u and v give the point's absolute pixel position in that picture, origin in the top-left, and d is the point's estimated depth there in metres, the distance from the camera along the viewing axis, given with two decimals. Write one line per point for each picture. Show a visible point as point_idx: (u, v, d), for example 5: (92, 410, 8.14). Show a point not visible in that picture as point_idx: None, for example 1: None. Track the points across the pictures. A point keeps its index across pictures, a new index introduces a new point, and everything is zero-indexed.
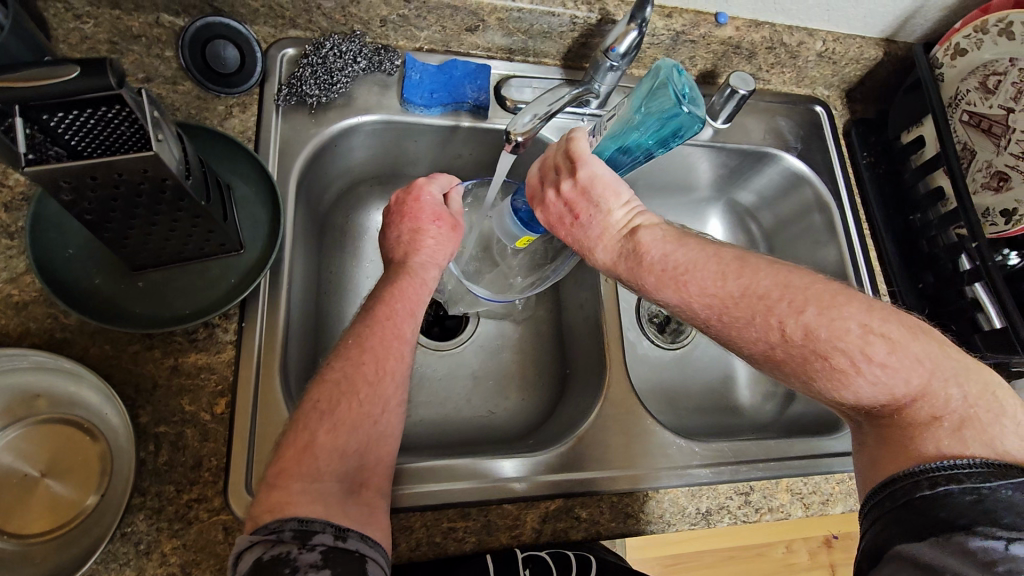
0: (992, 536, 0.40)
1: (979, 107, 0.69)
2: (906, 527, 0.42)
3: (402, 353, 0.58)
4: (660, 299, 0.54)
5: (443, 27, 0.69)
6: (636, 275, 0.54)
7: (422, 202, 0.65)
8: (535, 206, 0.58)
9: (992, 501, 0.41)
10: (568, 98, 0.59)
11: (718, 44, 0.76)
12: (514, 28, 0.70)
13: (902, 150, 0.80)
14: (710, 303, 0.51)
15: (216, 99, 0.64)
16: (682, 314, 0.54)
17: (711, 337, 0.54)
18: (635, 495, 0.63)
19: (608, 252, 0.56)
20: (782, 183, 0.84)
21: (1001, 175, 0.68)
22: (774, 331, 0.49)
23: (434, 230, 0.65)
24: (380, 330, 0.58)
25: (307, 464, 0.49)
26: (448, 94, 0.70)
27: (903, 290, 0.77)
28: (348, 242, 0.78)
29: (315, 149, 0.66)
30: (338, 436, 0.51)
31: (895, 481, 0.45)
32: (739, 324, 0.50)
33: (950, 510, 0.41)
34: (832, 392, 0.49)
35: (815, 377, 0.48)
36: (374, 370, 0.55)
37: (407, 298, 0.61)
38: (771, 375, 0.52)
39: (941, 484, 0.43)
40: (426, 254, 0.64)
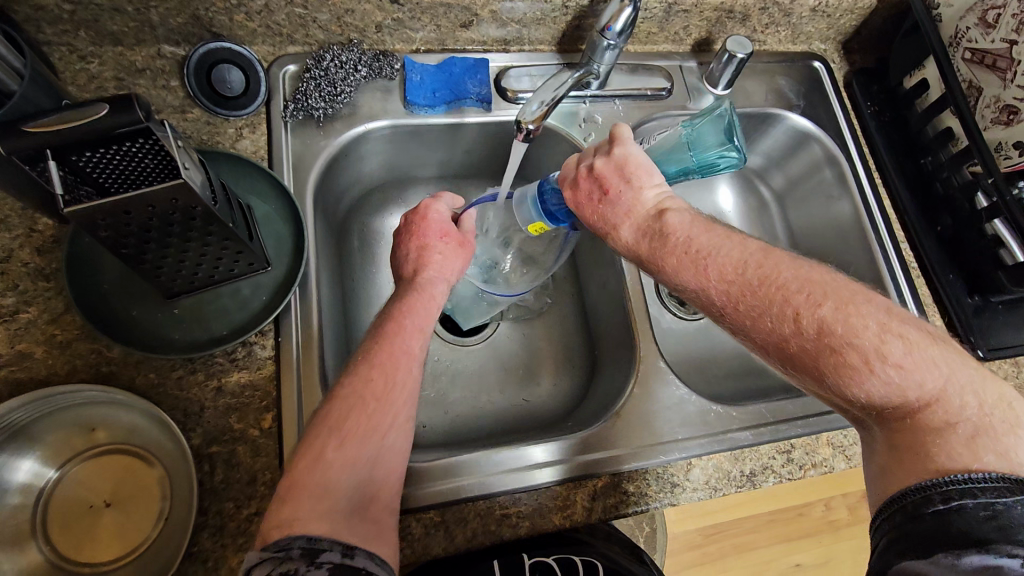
0: (1006, 554, 0.38)
1: (981, 43, 0.68)
2: (915, 542, 0.41)
3: (412, 367, 0.57)
4: (679, 284, 0.55)
5: (438, 25, 0.70)
6: (653, 252, 0.55)
7: (430, 219, 0.66)
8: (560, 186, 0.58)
9: (1007, 518, 0.39)
10: (572, 82, 0.60)
11: (711, 11, 0.76)
12: (507, 18, 0.71)
13: (907, 95, 0.80)
14: (722, 286, 0.52)
15: (225, 122, 0.64)
16: (696, 295, 0.54)
17: (724, 327, 0.54)
18: (677, 465, 0.63)
19: (629, 235, 0.57)
20: (789, 142, 0.85)
21: (1011, 109, 0.66)
22: (787, 323, 0.49)
23: (442, 245, 0.65)
24: (389, 345, 0.57)
25: (315, 479, 0.47)
26: (450, 91, 0.70)
27: (923, 232, 0.77)
28: (369, 248, 0.78)
29: (328, 159, 0.67)
30: (345, 447, 0.50)
31: (904, 496, 0.43)
32: (754, 313, 0.51)
33: (963, 528, 0.39)
34: (850, 394, 0.48)
35: (826, 372, 0.48)
36: (382, 382, 0.54)
37: (417, 313, 0.60)
38: (783, 370, 0.52)
39: (955, 498, 0.41)
40: (434, 270, 0.64)
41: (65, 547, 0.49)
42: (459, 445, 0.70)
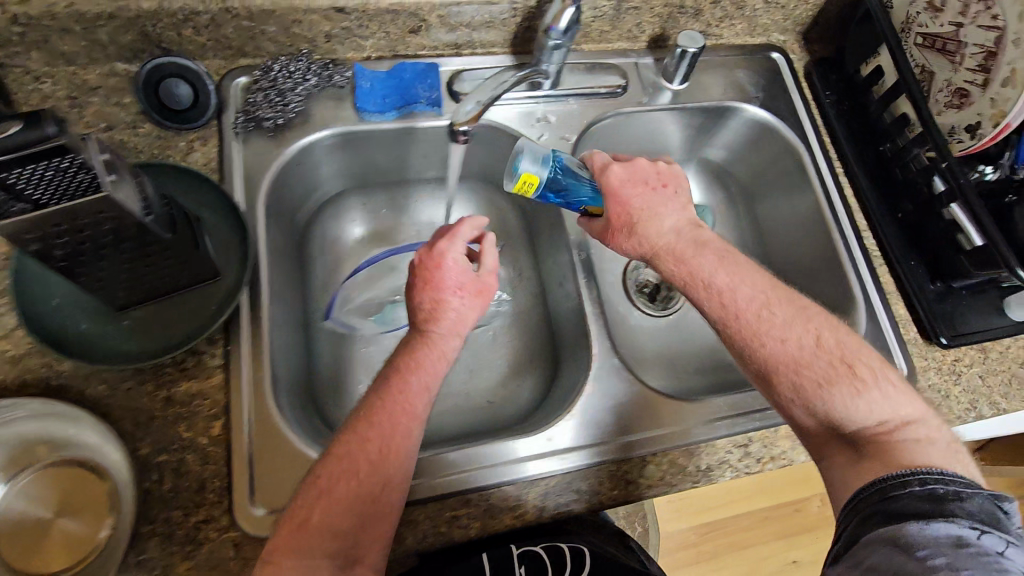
0: (965, 526, 0.45)
1: (931, 28, 0.67)
2: (892, 515, 0.49)
3: (411, 433, 0.54)
4: (705, 278, 0.62)
5: (387, 33, 0.71)
6: (699, 269, 0.63)
7: (444, 271, 0.62)
8: (602, 172, 0.67)
9: (970, 503, 0.48)
10: (514, 78, 0.61)
11: (662, 7, 0.76)
12: (456, 23, 0.71)
13: (863, 83, 0.79)
14: (753, 303, 0.60)
15: (178, 137, 0.66)
16: (713, 303, 0.62)
17: (740, 332, 0.60)
18: (632, 461, 0.63)
19: (662, 238, 0.65)
20: (749, 134, 0.85)
21: (961, 92, 0.65)
22: (806, 340, 0.59)
23: (457, 301, 0.61)
24: (390, 402, 0.54)
25: (303, 542, 0.48)
26: (401, 97, 0.70)
27: (884, 219, 0.77)
28: (330, 254, 0.79)
29: (281, 167, 0.68)
30: (337, 514, 0.49)
31: (883, 481, 0.52)
32: (777, 318, 0.60)
33: (932, 505, 0.48)
34: (831, 411, 0.57)
35: (831, 378, 0.57)
36: (379, 448, 0.52)
37: (423, 370, 0.57)
38: (785, 380, 0.59)
39: (929, 482, 0.50)
40: (446, 327, 0.61)
41: (13, 559, 0.50)
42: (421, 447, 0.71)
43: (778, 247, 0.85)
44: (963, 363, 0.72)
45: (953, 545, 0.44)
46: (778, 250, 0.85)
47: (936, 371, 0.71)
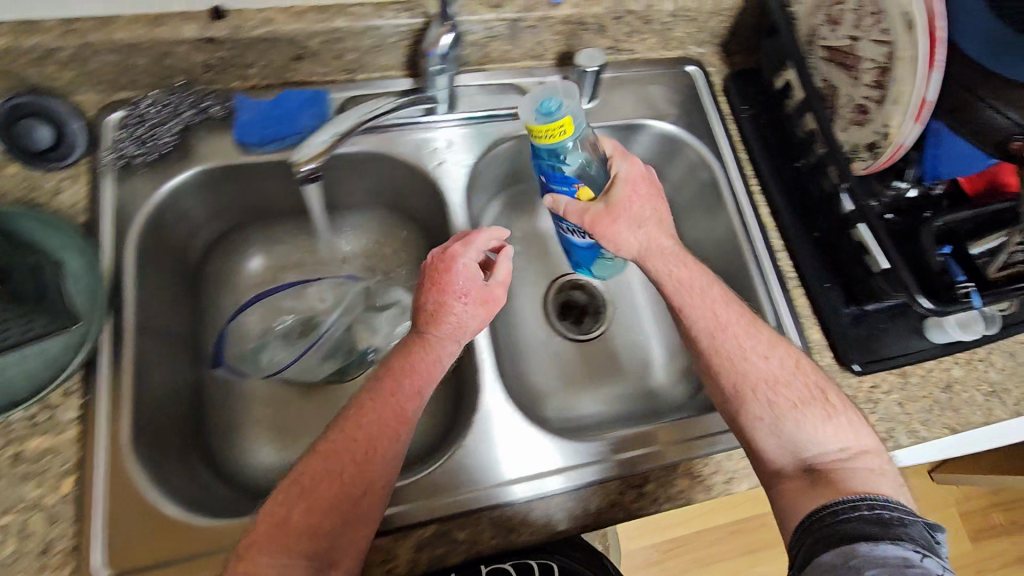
0: (910, 548, 0.49)
1: (831, 41, 0.64)
2: (845, 536, 0.51)
3: (399, 437, 0.56)
4: (694, 286, 0.66)
5: (268, 61, 0.68)
6: (687, 279, 0.66)
7: (454, 273, 0.63)
8: (624, 159, 0.69)
9: (912, 528, 0.51)
10: (395, 103, 0.65)
11: (561, 24, 0.72)
12: (340, 48, 0.68)
13: (778, 96, 0.75)
14: (733, 317, 0.64)
15: (45, 176, 0.63)
16: (694, 313, 0.65)
17: (715, 348, 0.64)
18: (516, 507, 0.60)
19: (654, 238, 0.68)
20: (665, 151, 0.82)
21: (862, 109, 0.62)
22: (786, 360, 0.62)
23: (461, 306, 0.63)
24: (381, 402, 0.57)
25: (280, 539, 0.50)
26: (284, 128, 0.68)
27: (799, 239, 0.73)
28: (229, 288, 0.78)
29: (155, 207, 0.65)
30: (315, 513, 0.51)
31: (836, 503, 0.54)
32: (757, 338, 0.63)
33: (883, 529, 0.51)
34: (795, 432, 0.60)
35: (801, 398, 0.61)
36: (365, 450, 0.54)
37: (417, 373, 0.59)
38: (756, 395, 0.62)
39: (876, 507, 0.53)
40: (445, 330, 0.62)
41: None
42: None
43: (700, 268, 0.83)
44: (879, 390, 0.70)
45: (900, 565, 0.48)
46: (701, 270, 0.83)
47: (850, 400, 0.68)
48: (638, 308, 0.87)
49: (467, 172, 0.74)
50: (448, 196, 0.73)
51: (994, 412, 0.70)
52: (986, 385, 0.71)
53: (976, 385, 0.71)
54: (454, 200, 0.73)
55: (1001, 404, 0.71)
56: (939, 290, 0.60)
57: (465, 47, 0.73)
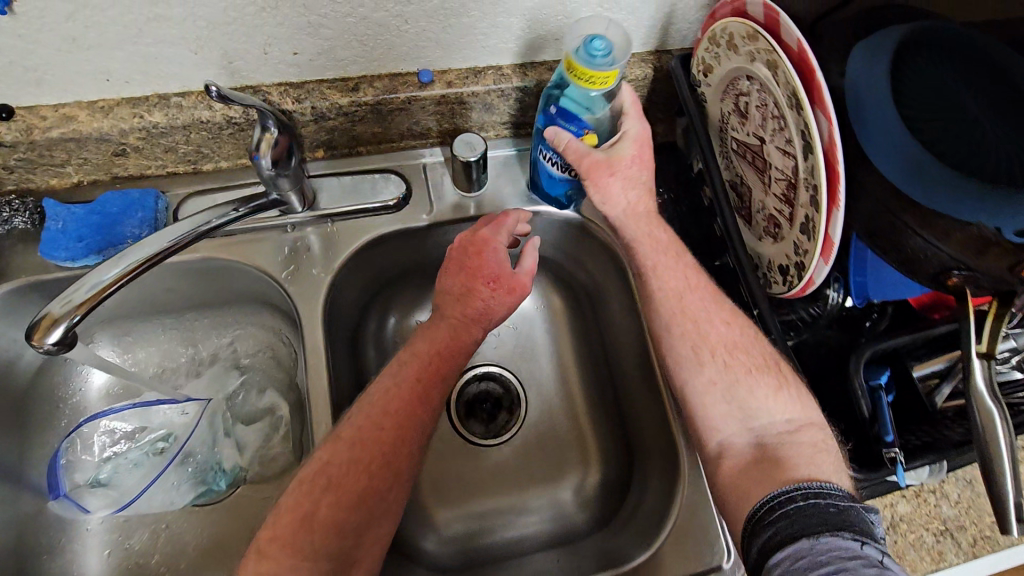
0: (848, 537, 0.40)
1: (740, 134, 0.54)
2: (785, 537, 0.42)
3: (424, 424, 0.54)
4: (655, 235, 0.59)
5: (85, 158, 0.58)
6: (654, 236, 0.59)
7: (485, 258, 0.60)
8: (638, 117, 0.57)
9: (850, 512, 0.43)
10: (236, 215, 0.55)
11: (436, 105, 0.62)
12: (170, 142, 0.59)
13: (695, 180, 0.65)
14: (699, 279, 0.58)
15: None
16: (666, 273, 0.58)
17: (666, 307, 0.57)
18: None
19: (646, 200, 0.60)
20: (573, 236, 0.71)
21: (774, 221, 0.51)
22: (750, 328, 0.55)
23: (489, 291, 0.59)
24: (404, 385, 0.55)
25: (300, 539, 0.48)
26: (101, 238, 0.58)
27: None
28: (60, 406, 0.68)
29: None
30: (342, 508, 0.50)
31: (773, 499, 0.46)
32: (717, 304, 0.57)
33: (819, 519, 0.42)
34: (746, 398, 0.53)
35: (755, 366, 0.53)
36: (393, 437, 0.53)
37: (442, 363, 0.57)
38: (708, 358, 0.55)
39: (812, 495, 0.44)
40: (475, 317, 0.59)
41: None
42: None
43: (621, 367, 0.72)
44: None
45: (841, 561, 0.39)
46: (622, 370, 0.72)
47: None
48: (553, 408, 0.75)
49: (329, 281, 0.64)
50: (304, 308, 0.62)
51: (946, 557, 0.59)
52: (939, 523, 0.60)
53: (927, 523, 0.60)
54: (311, 314, 0.62)
55: (955, 546, 0.59)
56: (870, 442, 0.50)
57: (323, 132, 0.63)
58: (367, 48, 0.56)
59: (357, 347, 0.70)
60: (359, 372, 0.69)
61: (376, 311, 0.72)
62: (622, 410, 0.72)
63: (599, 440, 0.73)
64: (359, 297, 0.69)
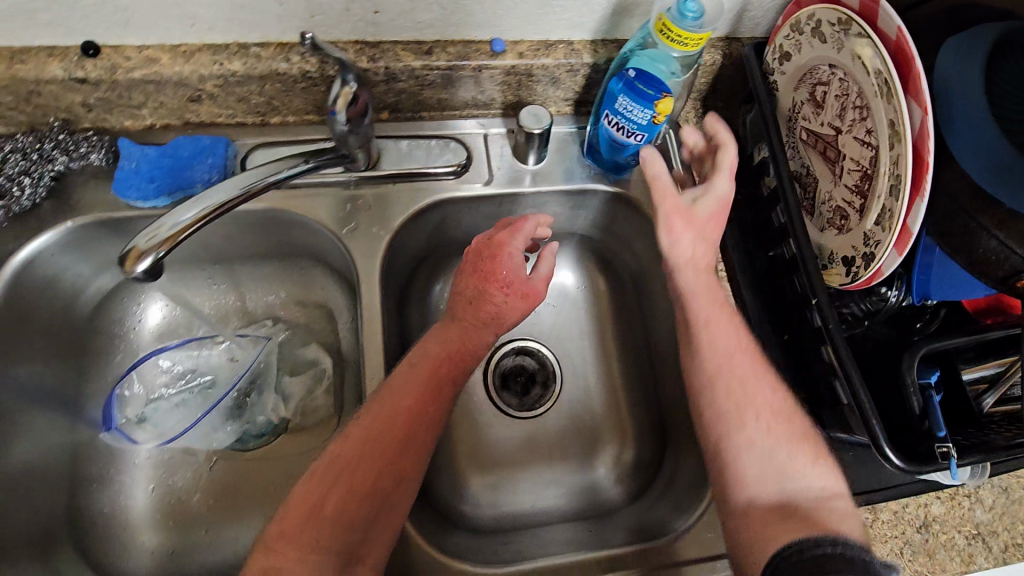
0: None
1: (813, 124, 0.54)
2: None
3: (435, 422, 0.55)
4: (707, 291, 0.59)
5: (160, 102, 0.60)
6: (707, 290, 0.59)
7: (501, 261, 0.61)
8: (728, 178, 0.59)
9: (876, 564, 0.42)
10: (304, 165, 0.56)
11: (504, 75, 0.63)
12: (244, 93, 0.60)
13: (755, 170, 0.65)
14: (746, 342, 0.58)
15: None
16: (717, 332, 0.58)
17: (710, 363, 0.57)
18: None
19: (710, 255, 0.60)
20: (626, 218, 0.72)
21: (841, 213, 0.52)
22: (791, 402, 0.56)
23: (502, 296, 0.60)
24: (416, 384, 0.55)
25: (308, 530, 0.48)
26: (171, 181, 0.60)
27: (769, 342, 0.63)
28: (116, 343, 0.69)
29: (22, 268, 0.58)
30: (351, 502, 0.49)
31: (798, 544, 0.45)
32: (760, 372, 0.57)
33: (842, 565, 0.42)
34: (785, 462, 0.52)
35: (791, 435, 0.54)
36: (404, 432, 0.53)
37: (454, 365, 0.58)
38: (746, 420, 0.54)
39: (840, 545, 0.44)
40: (488, 316, 0.60)
41: None
42: None
43: (662, 351, 0.72)
44: None
45: None
46: (663, 354, 0.72)
47: None
48: (587, 386, 0.76)
49: (386, 242, 0.65)
50: (361, 265, 0.63)
51: (976, 560, 0.60)
52: (971, 526, 0.61)
53: (959, 525, 0.61)
54: (367, 272, 0.63)
55: (985, 550, 0.60)
56: (920, 438, 0.51)
57: (391, 95, 0.63)
58: (446, 13, 0.57)
59: (404, 310, 0.71)
60: (405, 335, 0.70)
61: (425, 276, 0.73)
62: (659, 392, 0.73)
63: (633, 420, 0.74)
64: (410, 261, 0.70)
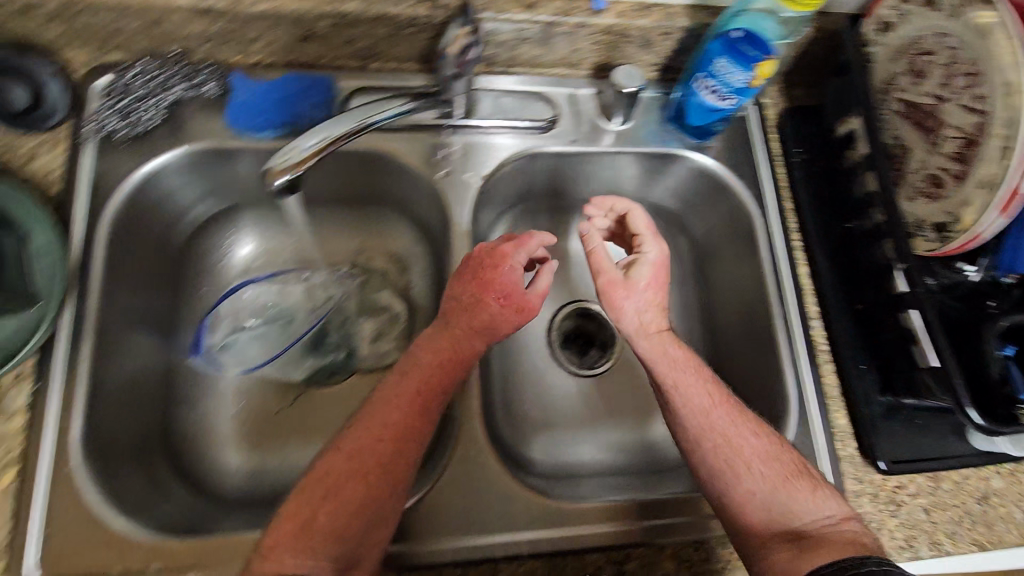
0: None
1: (911, 94, 0.55)
2: None
3: (426, 432, 0.52)
4: (675, 357, 0.57)
5: (272, 38, 0.62)
6: (673, 353, 0.57)
7: (501, 272, 0.56)
8: (601, 257, 0.60)
9: None
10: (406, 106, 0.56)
11: (600, 34, 0.65)
12: (352, 35, 0.62)
13: (837, 144, 0.67)
14: (719, 395, 0.56)
15: (22, 138, 0.59)
16: (688, 393, 0.56)
17: (693, 432, 0.55)
18: (482, 567, 0.55)
19: (659, 319, 0.59)
20: (701, 185, 0.73)
21: (936, 180, 0.53)
22: (774, 437, 0.55)
23: (498, 306, 0.55)
24: (397, 398, 0.52)
25: (302, 542, 0.47)
26: (279, 113, 0.63)
27: (840, 311, 0.65)
28: (207, 273, 0.72)
29: (135, 188, 0.61)
30: (344, 514, 0.48)
31: (842, 561, 0.46)
32: (735, 418, 0.55)
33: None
34: (786, 503, 0.52)
35: (772, 478, 0.53)
36: (390, 451, 0.50)
37: (443, 373, 0.53)
38: (728, 479, 0.53)
39: (884, 564, 0.45)
40: (488, 322, 0.55)
41: None
42: (276, 505, 0.63)
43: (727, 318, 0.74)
44: (905, 492, 0.61)
45: None
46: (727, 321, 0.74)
47: (871, 500, 0.60)
48: None
49: (475, 189, 0.68)
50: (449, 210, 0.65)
51: None
52: None
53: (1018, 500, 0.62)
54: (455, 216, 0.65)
55: None
56: (998, 403, 0.52)
57: (489, 47, 0.65)
58: None
59: None
60: None
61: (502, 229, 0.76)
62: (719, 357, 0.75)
63: None
64: (489, 213, 0.73)
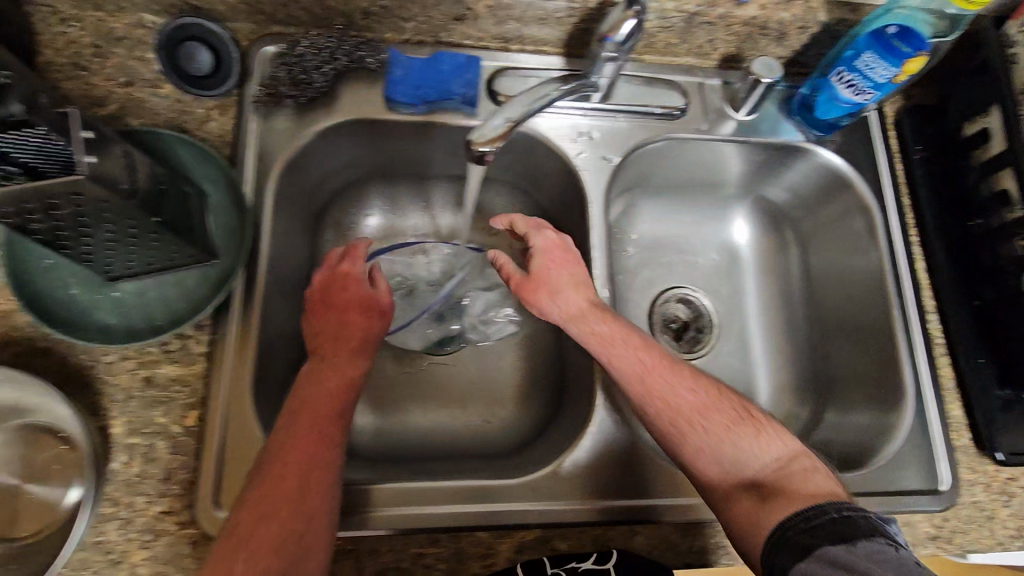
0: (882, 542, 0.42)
1: None
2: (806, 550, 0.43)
3: (341, 409, 0.54)
4: (610, 340, 0.57)
5: (428, 16, 0.65)
6: (610, 335, 0.57)
7: (347, 291, 0.62)
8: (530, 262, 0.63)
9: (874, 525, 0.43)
10: (556, 93, 0.57)
11: (740, 25, 0.67)
12: (505, 15, 0.65)
13: (964, 143, 0.69)
14: (651, 358, 0.56)
15: (195, 102, 0.62)
16: (621, 365, 0.56)
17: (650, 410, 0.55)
18: (621, 528, 0.57)
19: (583, 299, 0.59)
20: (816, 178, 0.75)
21: None
22: (710, 390, 0.55)
23: (362, 325, 0.60)
24: (325, 381, 0.55)
25: (257, 532, 0.45)
26: (433, 90, 0.66)
27: (959, 306, 0.67)
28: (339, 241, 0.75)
29: (294, 154, 0.64)
30: (293, 486, 0.47)
31: (791, 516, 0.46)
32: (664, 381, 0.55)
33: (846, 527, 0.43)
34: (730, 452, 0.52)
35: (718, 429, 0.53)
36: (313, 437, 0.50)
37: (325, 373, 0.56)
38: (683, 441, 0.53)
39: (845, 509, 0.45)
40: (362, 330, 0.60)
41: None
42: (408, 460, 0.66)
43: None
44: (1018, 484, 0.63)
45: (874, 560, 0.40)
46: None
47: (985, 489, 0.63)
48: (752, 337, 0.79)
49: (608, 170, 0.70)
50: None
51: None
52: None
53: None
54: None
55: None
56: None
57: None
58: None
59: None
60: None
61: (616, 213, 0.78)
62: None
63: None
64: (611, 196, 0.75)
